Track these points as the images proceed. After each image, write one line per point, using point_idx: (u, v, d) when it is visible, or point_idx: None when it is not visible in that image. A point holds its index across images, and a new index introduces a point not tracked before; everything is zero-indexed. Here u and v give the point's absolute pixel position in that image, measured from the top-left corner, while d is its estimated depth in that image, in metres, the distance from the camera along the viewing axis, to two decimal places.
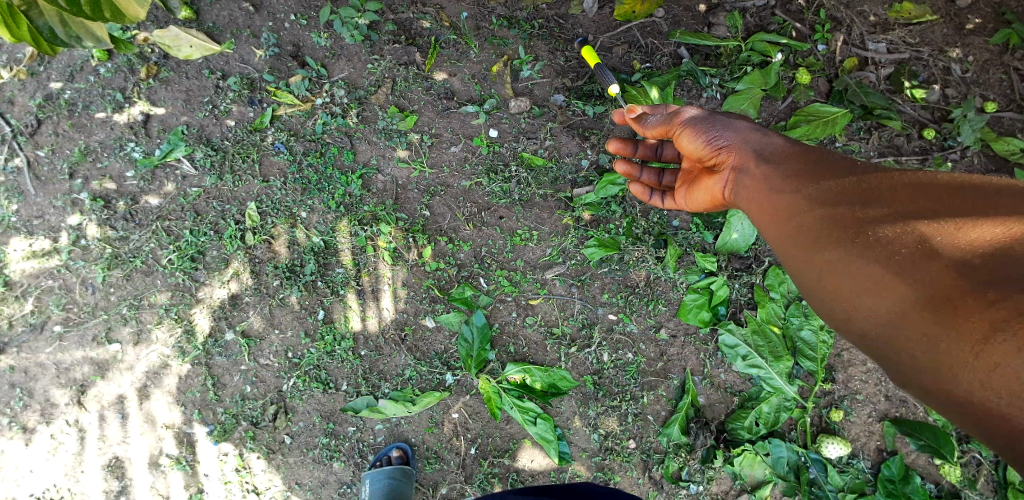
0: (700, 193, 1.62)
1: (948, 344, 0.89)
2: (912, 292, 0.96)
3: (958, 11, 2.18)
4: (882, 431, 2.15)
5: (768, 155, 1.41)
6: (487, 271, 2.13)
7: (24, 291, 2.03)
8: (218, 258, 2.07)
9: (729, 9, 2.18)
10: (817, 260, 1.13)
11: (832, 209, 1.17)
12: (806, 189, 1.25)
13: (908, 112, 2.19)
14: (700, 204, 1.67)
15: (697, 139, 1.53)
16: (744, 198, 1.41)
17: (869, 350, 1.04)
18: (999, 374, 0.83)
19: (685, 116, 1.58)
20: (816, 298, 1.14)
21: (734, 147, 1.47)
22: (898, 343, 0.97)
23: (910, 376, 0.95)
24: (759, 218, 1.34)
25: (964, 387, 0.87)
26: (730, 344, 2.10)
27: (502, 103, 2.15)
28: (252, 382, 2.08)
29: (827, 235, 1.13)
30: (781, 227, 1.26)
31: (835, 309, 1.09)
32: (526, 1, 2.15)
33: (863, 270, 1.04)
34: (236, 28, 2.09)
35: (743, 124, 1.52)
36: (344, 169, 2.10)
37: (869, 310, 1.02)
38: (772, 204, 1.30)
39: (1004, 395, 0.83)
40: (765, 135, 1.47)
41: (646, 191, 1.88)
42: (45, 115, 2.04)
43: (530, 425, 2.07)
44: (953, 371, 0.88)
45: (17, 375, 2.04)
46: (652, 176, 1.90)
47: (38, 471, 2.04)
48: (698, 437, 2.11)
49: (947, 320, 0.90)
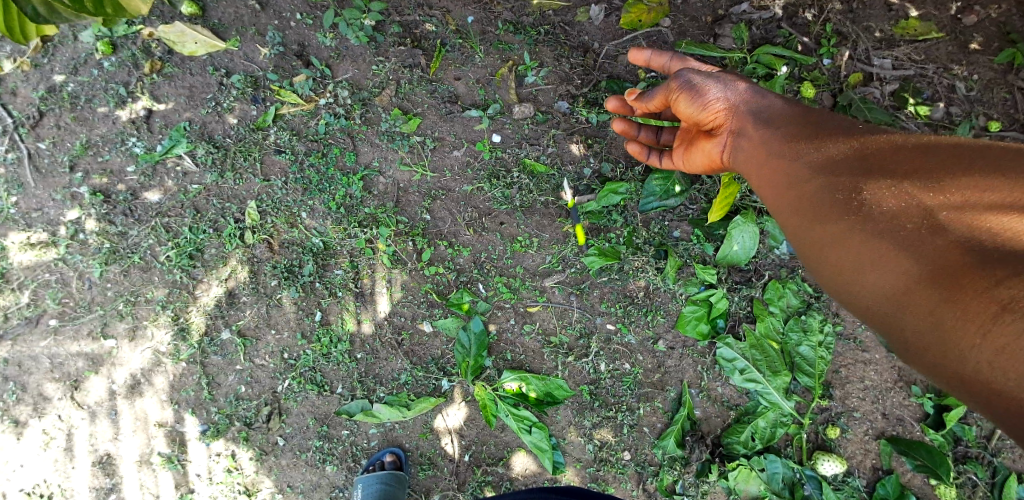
0: (697, 155, 1.64)
1: (953, 322, 0.85)
2: (916, 267, 0.93)
3: (963, 29, 2.17)
4: (878, 450, 2.14)
5: (767, 120, 1.39)
6: (486, 277, 2.12)
7: (21, 283, 2.02)
8: (216, 256, 2.06)
9: (735, 20, 2.18)
10: (820, 232, 1.12)
11: (834, 178, 1.15)
12: (806, 157, 1.23)
13: (912, 129, 2.18)
14: (697, 165, 1.68)
15: (695, 104, 1.53)
16: (745, 165, 1.40)
17: (874, 326, 1.01)
18: (1007, 355, 0.79)
19: (682, 79, 1.57)
20: (821, 272, 1.12)
21: (733, 112, 1.47)
22: (902, 319, 0.94)
23: (916, 354, 0.92)
24: (760, 185, 1.34)
25: (971, 368, 0.83)
26: (728, 358, 2.09)
27: (506, 108, 2.14)
28: (247, 382, 2.07)
29: (829, 207, 1.12)
30: (783, 195, 1.24)
31: (839, 282, 1.07)
32: (533, 7, 2.15)
33: (865, 244, 1.02)
34: (242, 26, 2.08)
35: (742, 87, 1.50)
36: (345, 170, 2.10)
37: (872, 285, 0.99)
38: (774, 176, 1.28)
39: (1011, 376, 0.79)
40: (764, 99, 1.45)
41: (643, 150, 1.90)
42: (47, 107, 2.03)
43: (525, 433, 2.06)
44: (960, 351, 0.84)
45: (11, 368, 2.03)
46: (649, 134, 1.88)
47: (29, 466, 2.02)
48: (694, 450, 2.10)
49: (951, 297, 0.87)
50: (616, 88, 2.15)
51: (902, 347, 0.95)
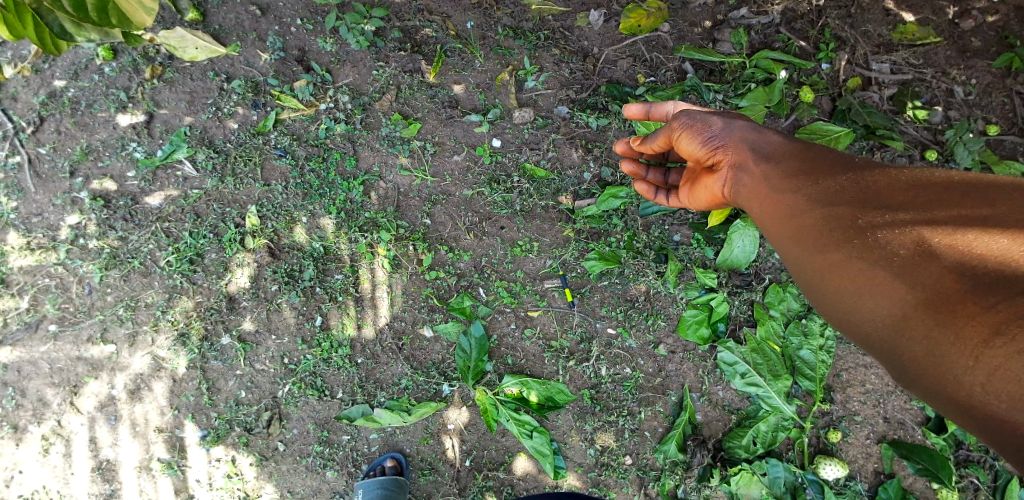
0: (701, 192, 1.58)
1: (949, 346, 0.86)
2: (912, 293, 0.95)
3: (961, 34, 2.18)
4: (879, 454, 2.14)
5: (766, 153, 1.38)
6: (486, 281, 2.12)
7: (20, 288, 2.01)
8: (217, 261, 2.06)
9: (734, 25, 2.18)
10: (820, 262, 1.12)
11: (832, 207, 1.16)
12: (805, 188, 1.24)
13: (911, 133, 2.19)
14: (703, 201, 1.61)
15: (694, 140, 1.51)
16: (745, 197, 1.38)
17: (875, 352, 1.01)
18: (1001, 376, 0.80)
19: (682, 118, 1.56)
20: (821, 299, 1.12)
21: (731, 145, 1.45)
22: (902, 345, 0.94)
23: (916, 378, 0.92)
24: (758, 215, 1.33)
25: (966, 390, 0.84)
26: (729, 362, 2.10)
27: (506, 113, 2.15)
28: (247, 387, 2.07)
29: (828, 236, 1.12)
30: (780, 225, 1.25)
31: (841, 310, 1.07)
32: (532, 12, 2.16)
33: (863, 272, 1.03)
34: (242, 31, 2.09)
35: (740, 122, 1.50)
36: (346, 175, 2.10)
37: (871, 312, 1.00)
38: (774, 204, 1.28)
39: (1006, 398, 0.79)
40: (763, 133, 1.44)
41: (652, 189, 1.84)
42: (48, 112, 2.03)
43: (526, 438, 2.07)
44: (955, 374, 0.85)
45: (10, 374, 2.02)
46: (658, 175, 1.87)
47: (28, 472, 2.02)
48: (695, 455, 2.10)
49: (945, 319, 0.88)
50: (616, 93, 2.15)
51: (902, 371, 0.95)
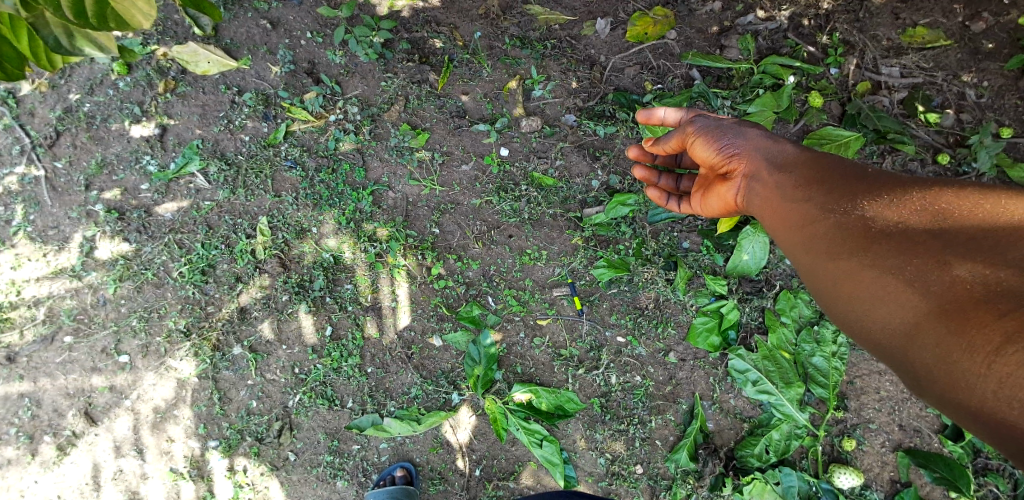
0: (713, 199, 1.56)
1: (960, 354, 0.88)
2: (924, 302, 0.96)
3: (972, 36, 2.16)
4: (895, 462, 2.10)
5: (780, 162, 1.37)
6: (495, 290, 2.12)
7: (36, 300, 2.04)
8: (228, 272, 2.08)
9: (741, 32, 2.18)
10: (832, 270, 1.12)
11: (844, 215, 1.16)
12: (816, 196, 1.23)
13: (922, 136, 2.17)
14: (714, 210, 1.59)
15: (709, 147, 1.50)
16: (756, 205, 1.37)
17: (887, 360, 1.02)
18: (1012, 384, 0.81)
19: (697, 124, 1.54)
20: (832, 305, 1.13)
21: (746, 154, 1.43)
22: (913, 352, 0.96)
23: (926, 385, 0.94)
24: (769, 224, 1.33)
25: (978, 398, 0.85)
26: (740, 369, 2.07)
27: (513, 122, 2.16)
28: (258, 397, 2.08)
29: (839, 245, 1.13)
30: (791, 233, 1.25)
31: (851, 317, 1.08)
32: (539, 22, 2.17)
33: (875, 281, 1.04)
34: (254, 44, 2.12)
35: (755, 131, 1.48)
36: (355, 185, 2.12)
37: (885, 321, 1.01)
38: (785, 213, 1.27)
39: (1017, 405, 0.81)
40: (776, 143, 1.42)
41: (663, 196, 1.84)
42: (64, 127, 2.07)
43: (535, 447, 2.05)
44: (967, 382, 0.87)
45: (25, 385, 2.05)
46: (670, 181, 1.86)
47: (43, 482, 2.04)
48: (707, 464, 2.08)
49: (958, 329, 0.89)
50: (624, 101, 2.15)
51: (913, 378, 0.96)
